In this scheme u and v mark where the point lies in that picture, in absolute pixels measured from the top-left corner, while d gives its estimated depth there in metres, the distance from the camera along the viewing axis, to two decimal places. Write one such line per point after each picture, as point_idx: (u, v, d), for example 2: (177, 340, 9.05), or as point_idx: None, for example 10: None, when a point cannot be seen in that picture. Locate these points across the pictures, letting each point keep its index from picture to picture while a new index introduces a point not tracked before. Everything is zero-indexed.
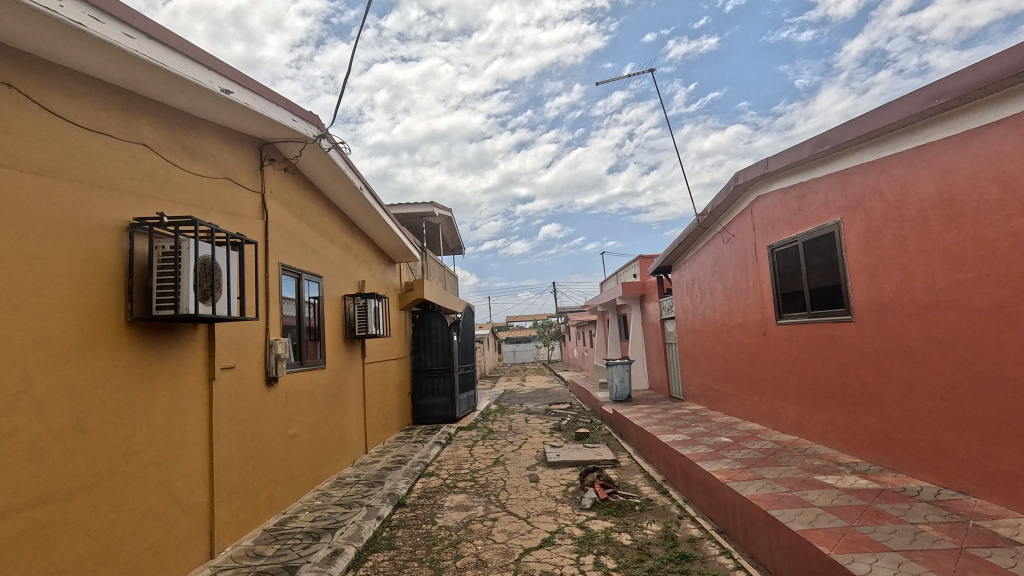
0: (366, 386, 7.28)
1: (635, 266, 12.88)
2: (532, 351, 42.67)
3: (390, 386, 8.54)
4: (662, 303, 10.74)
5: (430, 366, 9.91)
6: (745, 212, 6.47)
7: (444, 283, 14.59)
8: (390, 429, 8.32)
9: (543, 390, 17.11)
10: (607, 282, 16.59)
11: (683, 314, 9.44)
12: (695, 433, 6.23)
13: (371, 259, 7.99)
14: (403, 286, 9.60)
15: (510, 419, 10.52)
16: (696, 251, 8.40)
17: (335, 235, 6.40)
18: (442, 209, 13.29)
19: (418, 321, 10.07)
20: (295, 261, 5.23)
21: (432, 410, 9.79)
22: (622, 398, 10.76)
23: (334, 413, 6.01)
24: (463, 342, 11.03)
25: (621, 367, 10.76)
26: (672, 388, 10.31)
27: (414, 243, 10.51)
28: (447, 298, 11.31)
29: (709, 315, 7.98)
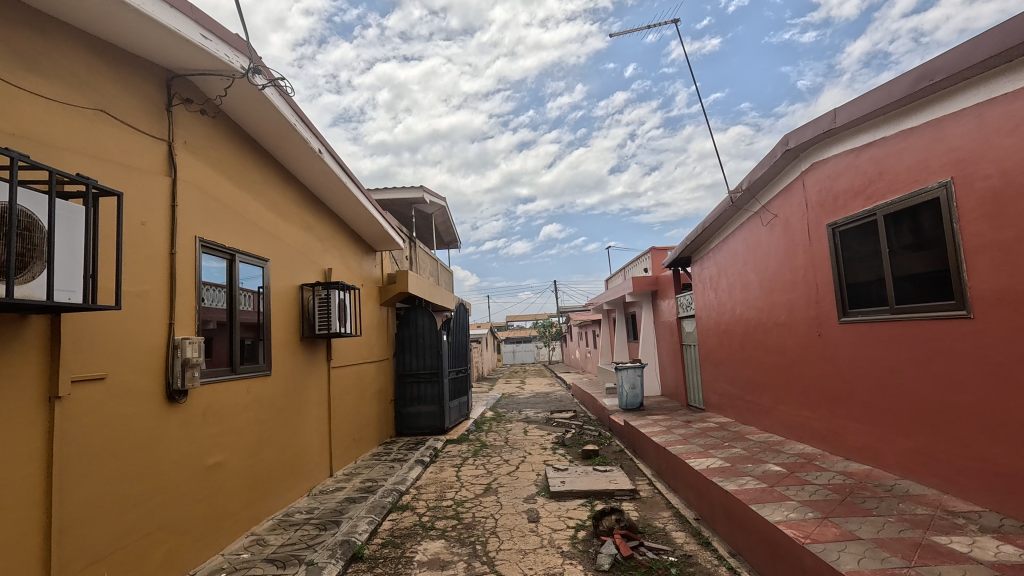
0: (332, 396, 6.09)
1: (647, 259, 11.70)
2: (532, 351, 41.44)
3: (366, 394, 7.35)
4: (678, 300, 9.55)
5: (416, 370, 8.73)
6: (794, 184, 5.29)
7: (436, 277, 13.42)
8: (366, 444, 7.12)
9: (543, 394, 15.86)
10: (614, 278, 15.38)
11: (705, 312, 8.24)
12: (733, 457, 5.04)
13: (343, 245, 6.82)
14: (384, 278, 8.41)
15: (506, 429, 9.33)
16: (724, 238, 7.21)
17: (290, 211, 5.23)
18: (434, 195, 12.09)
19: (403, 318, 8.88)
20: (228, 237, 4.06)
21: (418, 420, 8.61)
22: (633, 406, 9.56)
23: (284, 431, 4.81)
24: (455, 342, 9.83)
25: (632, 372, 9.56)
26: (690, 395, 9.11)
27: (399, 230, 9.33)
28: (436, 294, 10.11)
29: (740, 313, 6.80)
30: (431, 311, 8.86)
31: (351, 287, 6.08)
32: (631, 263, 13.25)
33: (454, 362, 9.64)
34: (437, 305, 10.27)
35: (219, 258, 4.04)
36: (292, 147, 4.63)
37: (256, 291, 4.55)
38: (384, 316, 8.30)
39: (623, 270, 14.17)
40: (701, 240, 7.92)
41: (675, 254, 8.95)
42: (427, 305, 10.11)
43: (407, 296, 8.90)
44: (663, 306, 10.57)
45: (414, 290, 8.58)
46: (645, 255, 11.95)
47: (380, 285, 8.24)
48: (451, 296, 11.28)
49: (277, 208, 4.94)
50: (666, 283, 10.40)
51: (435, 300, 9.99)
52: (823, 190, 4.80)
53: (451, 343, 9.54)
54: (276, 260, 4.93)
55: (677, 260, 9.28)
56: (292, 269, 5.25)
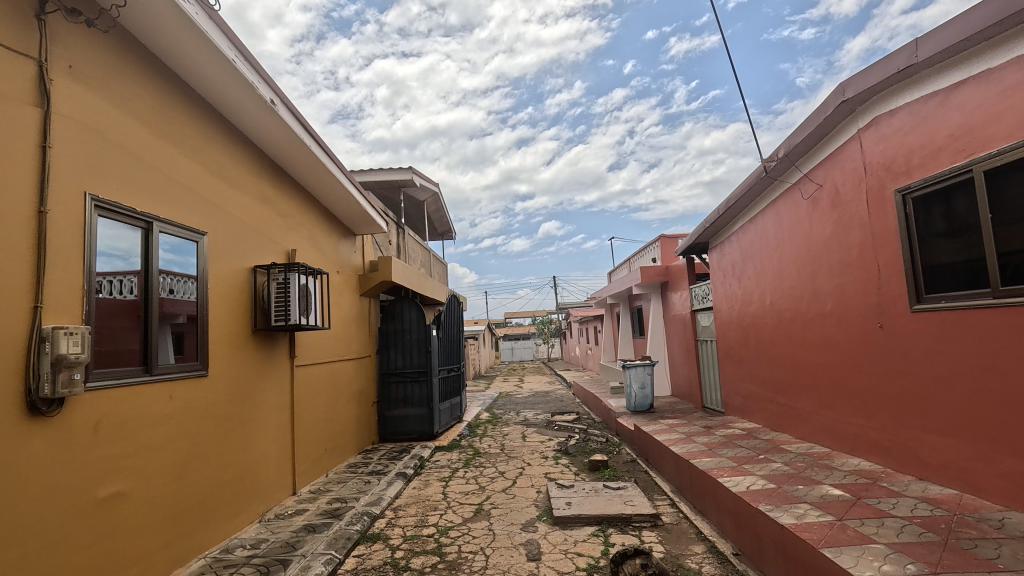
0: (298, 400, 5.20)
1: (656, 248, 10.80)
2: (530, 349, 40.64)
3: (342, 396, 6.46)
4: (693, 291, 8.66)
5: (402, 369, 7.85)
6: (848, 144, 4.40)
7: (428, 268, 12.53)
8: (342, 453, 6.23)
9: (542, 394, 15.00)
10: (619, 270, 14.50)
11: (725, 303, 7.35)
12: (775, 474, 4.16)
13: (312, 225, 5.93)
14: (366, 266, 7.50)
15: (503, 434, 8.45)
16: (751, 218, 6.32)
17: (239, 176, 4.33)
18: (425, 178, 11.16)
19: (387, 310, 7.97)
20: (141, 200, 3.16)
21: (404, 424, 7.73)
22: (643, 408, 8.67)
23: (228, 444, 3.91)
24: (447, 337, 8.93)
25: (642, 370, 8.68)
26: (707, 396, 8.24)
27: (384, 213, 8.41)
28: (426, 285, 9.21)
29: (770, 303, 5.93)
30: (419, 302, 7.96)
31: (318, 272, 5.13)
32: (637, 254, 12.37)
33: (446, 359, 8.75)
34: (427, 296, 9.37)
35: (130, 226, 3.14)
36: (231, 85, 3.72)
37: (189, 272, 3.64)
38: (365, 308, 7.39)
39: (628, 261, 13.30)
40: (722, 221, 7.03)
41: (690, 239, 8.04)
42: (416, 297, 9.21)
43: (393, 286, 7.99)
44: (674, 299, 9.68)
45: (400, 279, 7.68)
46: (654, 244, 11.07)
47: (360, 273, 7.33)
48: (443, 287, 10.38)
49: (220, 170, 4.05)
50: (678, 273, 9.51)
51: (424, 291, 9.08)
52: (891, 149, 3.90)
53: (442, 338, 8.65)
54: (220, 235, 4.03)
55: (692, 247, 8.38)
56: (243, 246, 4.35)
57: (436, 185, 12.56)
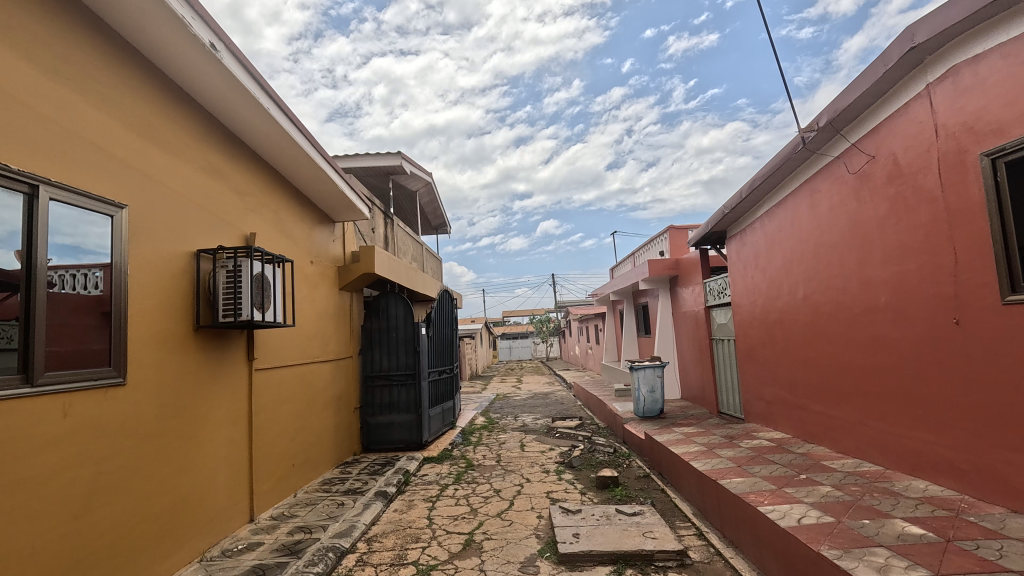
0: (259, 409, 4.44)
1: (664, 241, 10.07)
2: (529, 348, 39.94)
3: (317, 402, 5.70)
4: (707, 285, 7.93)
5: (388, 370, 7.10)
6: (912, 103, 3.66)
7: (421, 263, 11.77)
8: (316, 468, 5.48)
9: (542, 395, 14.24)
10: (622, 266, 13.76)
11: (745, 298, 6.61)
12: (826, 501, 3.43)
13: (279, 207, 5.16)
14: (347, 257, 6.75)
15: (499, 443, 7.70)
16: (779, 201, 5.59)
17: (176, 140, 3.57)
18: (415, 165, 10.39)
19: (371, 306, 7.21)
20: (17, 154, 2.42)
21: (390, 432, 6.99)
22: (652, 414, 7.94)
23: (156, 469, 3.16)
24: (438, 336, 8.16)
25: (651, 372, 7.94)
26: (722, 401, 7.51)
27: (369, 199, 7.65)
28: (416, 279, 8.43)
29: (803, 296, 5.20)
30: (406, 297, 7.20)
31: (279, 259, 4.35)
32: (643, 247, 11.64)
33: (437, 360, 7.99)
34: (417, 291, 8.61)
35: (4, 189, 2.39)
36: (153, 12, 2.97)
37: (99, 253, 2.88)
38: (344, 303, 6.63)
39: (632, 255, 12.58)
40: (744, 206, 6.26)
41: (705, 227, 7.29)
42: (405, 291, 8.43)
43: (377, 279, 7.23)
44: (685, 294, 8.95)
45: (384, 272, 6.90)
46: (662, 236, 10.34)
47: (339, 264, 6.57)
48: (435, 282, 9.62)
49: (146, 130, 3.29)
50: (690, 266, 8.78)
51: (414, 285, 8.30)
52: (974, 103, 3.17)
53: (433, 337, 7.89)
54: (150, 210, 3.28)
55: (707, 237, 7.64)
56: (182, 226, 3.59)
57: (428, 174, 11.79)
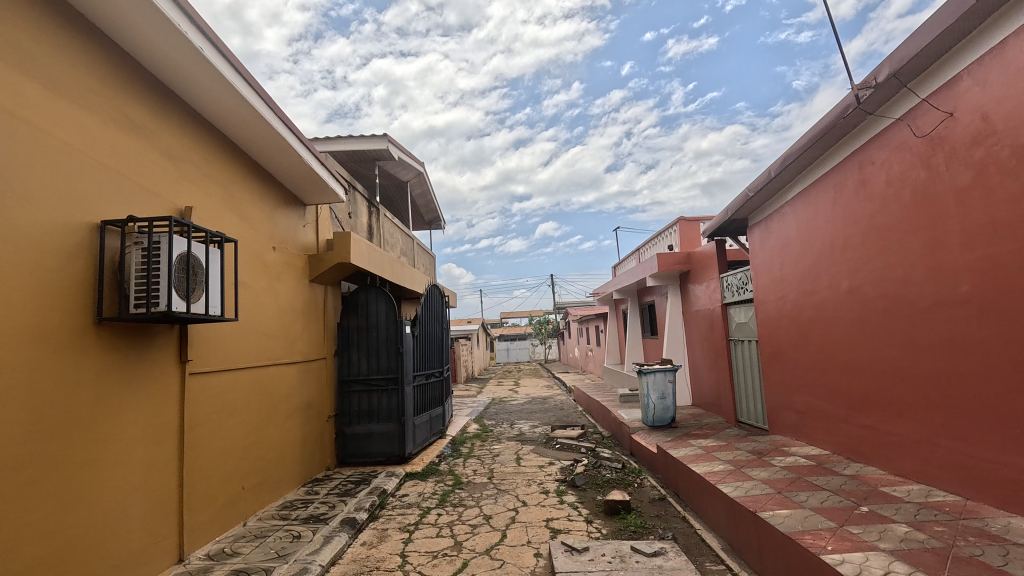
0: (195, 422, 3.65)
1: (673, 233, 9.30)
2: (527, 350, 39.09)
3: (279, 411, 4.90)
4: (723, 280, 7.16)
5: (367, 374, 6.31)
6: (1011, 40, 2.89)
7: (411, 257, 10.97)
8: (275, 489, 4.68)
9: (541, 400, 13.46)
10: (626, 262, 12.98)
11: (772, 293, 5.82)
12: (908, 549, 2.65)
13: (231, 182, 4.38)
14: (319, 244, 5.95)
15: (492, 455, 6.91)
16: (816, 178, 4.81)
17: (67, 77, 2.77)
18: (404, 151, 9.59)
19: (348, 301, 6.41)
20: None
21: (369, 444, 6.18)
22: (663, 422, 7.16)
23: (24, 508, 2.36)
24: (425, 335, 7.37)
25: (661, 376, 7.16)
26: (742, 409, 6.74)
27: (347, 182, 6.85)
28: (402, 272, 7.64)
29: (848, 289, 4.43)
30: (388, 291, 6.42)
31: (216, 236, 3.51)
32: (650, 241, 10.89)
33: (423, 363, 7.21)
34: (403, 286, 7.81)
35: None
36: None
37: None
38: (316, 297, 5.84)
39: (638, 251, 11.81)
40: (772, 188, 5.47)
41: (724, 214, 6.51)
42: (390, 286, 7.63)
43: (355, 271, 6.43)
44: (698, 291, 8.18)
45: (362, 262, 6.10)
46: (670, 228, 9.56)
47: (310, 253, 5.77)
48: (424, 277, 8.80)
49: (15, 55, 2.49)
50: (703, 260, 8.01)
51: (399, 279, 7.51)
52: None
53: (419, 337, 7.12)
54: (22, 163, 2.49)
55: (724, 227, 6.88)
56: (78, 190, 2.80)
57: (419, 163, 11.00)
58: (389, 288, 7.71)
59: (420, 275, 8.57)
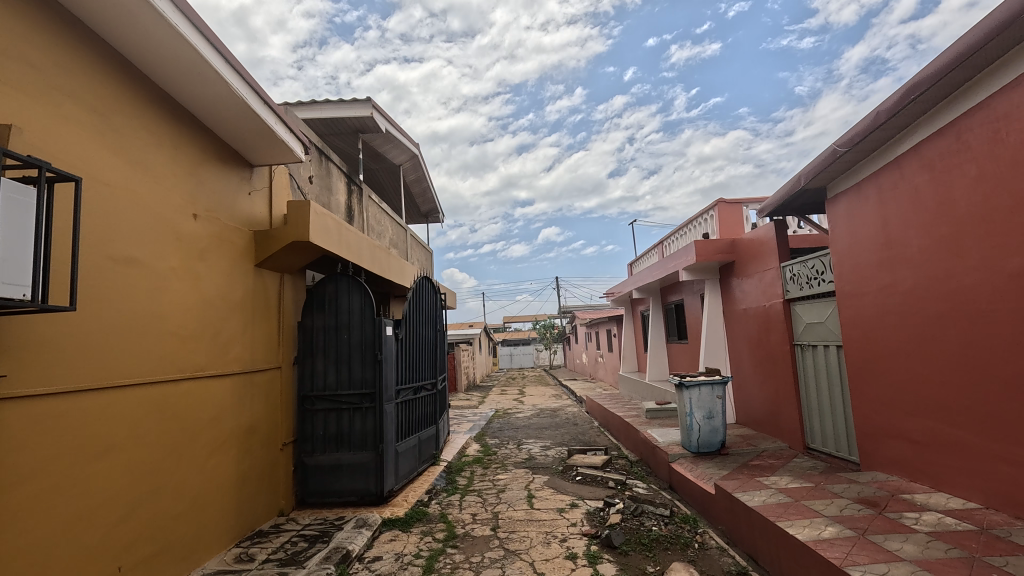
0: (18, 476, 2.25)
1: (710, 219, 7.91)
2: (531, 356, 37.65)
3: (200, 443, 3.51)
4: (786, 271, 5.74)
5: (337, 387, 4.92)
6: None
7: (403, 249, 9.61)
8: (187, 559, 3.27)
9: (550, 413, 12.02)
10: (646, 258, 11.57)
11: (866, 283, 4.41)
12: None
13: (116, 110, 3.00)
14: (269, 218, 4.58)
15: (497, 490, 5.47)
16: (958, 113, 3.40)
17: None
18: (394, 123, 8.19)
19: (312, 294, 5.00)
20: None
21: (337, 479, 4.78)
22: (711, 448, 5.71)
23: None
24: (414, 338, 5.97)
25: (707, 391, 5.75)
26: (815, 433, 5.30)
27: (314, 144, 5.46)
28: (383, 260, 6.22)
29: (1020, 270, 3.02)
30: (363, 280, 5.03)
31: (35, 165, 2.06)
32: (676, 233, 9.45)
33: (410, 373, 5.81)
34: (386, 279, 6.39)
35: None
36: None
37: None
38: (264, 287, 4.45)
39: (661, 244, 10.37)
40: (875, 139, 4.05)
41: (794, 183, 5.08)
42: (372, 277, 6.21)
43: (321, 255, 5.02)
44: (746, 286, 6.76)
45: (327, 243, 4.70)
46: (705, 213, 8.16)
47: (256, 228, 4.38)
48: (415, 269, 7.40)
49: None
50: (753, 247, 6.59)
51: (379, 269, 6.10)
52: None
53: (405, 340, 5.72)
54: None
55: (789, 202, 5.45)
56: None
57: (416, 146, 9.76)
58: (370, 279, 6.30)
59: (408, 267, 7.15)
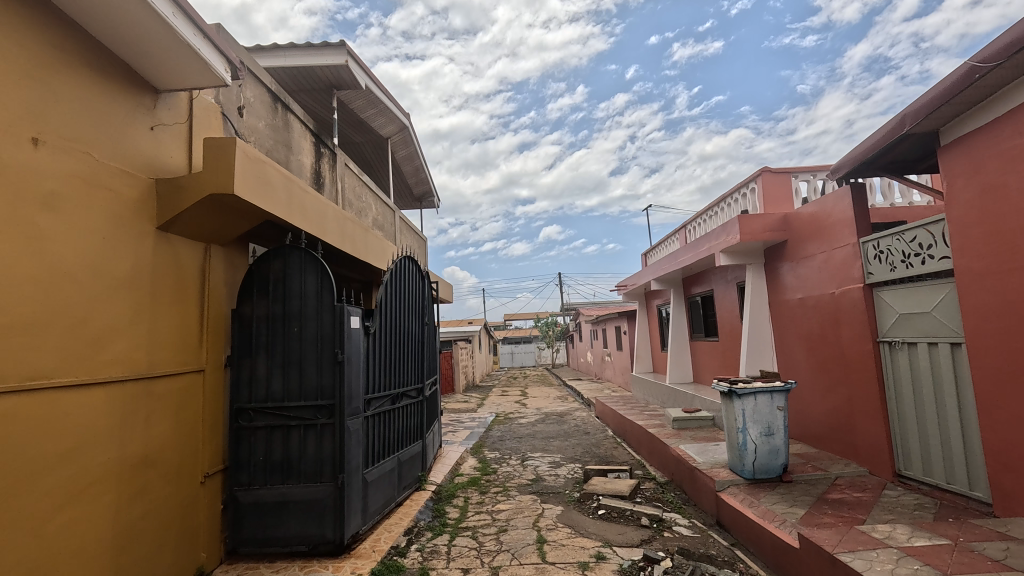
0: None
1: (749, 192, 6.68)
2: (533, 354, 36.52)
3: (38, 490, 2.28)
4: (867, 247, 4.49)
5: (284, 397, 3.68)
6: None
7: (389, 232, 8.38)
8: None
9: (557, 417, 10.84)
10: (664, 245, 10.36)
11: (1010, 256, 3.17)
12: None
13: None
14: (182, 163, 3.33)
15: (498, 529, 4.24)
16: None
17: None
18: (378, 81, 6.90)
19: (252, 272, 3.75)
20: None
21: (282, 521, 3.55)
22: (770, 475, 4.47)
23: None
24: (392, 331, 4.72)
25: (764, 401, 4.51)
26: (912, 457, 4.06)
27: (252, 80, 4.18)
28: (350, 234, 4.97)
29: None
30: (319, 254, 3.79)
31: None
32: (701, 215, 8.18)
33: (387, 376, 4.57)
34: (357, 259, 5.14)
35: None
36: None
37: None
38: (175, 259, 3.20)
39: (684, 229, 9.11)
40: None
41: (895, 125, 3.81)
42: (338, 256, 4.95)
43: (263, 221, 3.77)
44: (802, 271, 5.51)
45: (265, 203, 3.46)
46: (743, 185, 6.92)
47: (159, 175, 3.13)
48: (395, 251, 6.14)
49: None
50: (813, 220, 5.32)
51: (346, 244, 4.84)
52: None
53: (381, 334, 4.47)
54: None
55: (879, 153, 4.18)
56: None
57: (405, 114, 8.51)
58: (336, 258, 5.04)
59: (387, 247, 5.89)
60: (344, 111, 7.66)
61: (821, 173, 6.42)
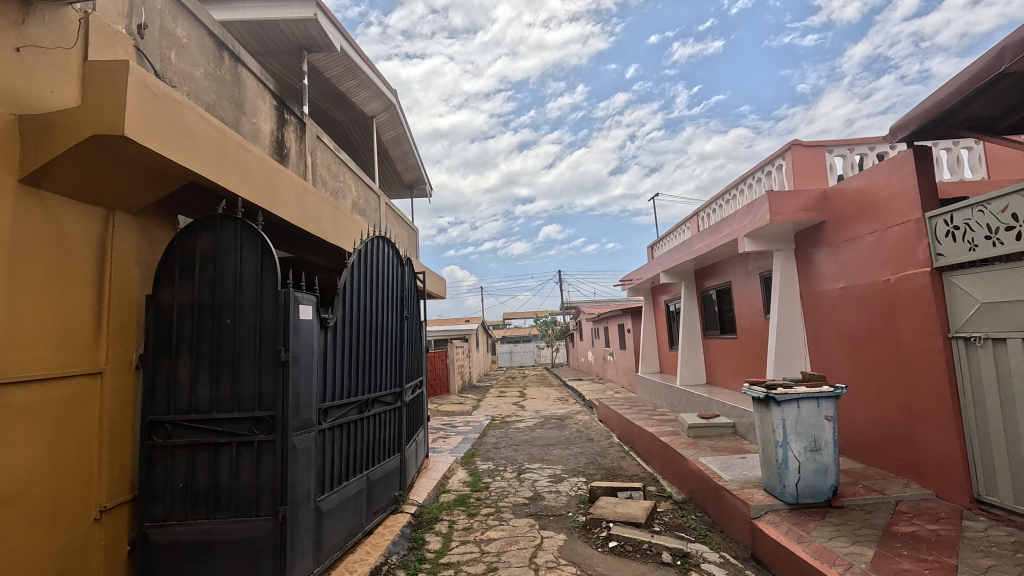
0: None
1: (776, 169, 5.90)
2: (532, 353, 35.78)
3: None
4: (934, 224, 3.71)
5: (213, 407, 2.89)
6: None
7: (372, 218, 7.60)
8: None
9: (557, 421, 10.08)
10: (673, 236, 9.58)
11: None
12: None
13: None
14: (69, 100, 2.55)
15: (487, 568, 3.45)
16: None
17: None
18: (356, 46, 6.09)
19: (174, 247, 2.95)
20: None
21: (207, 565, 2.77)
22: (818, 499, 3.69)
23: None
24: (360, 325, 3.93)
25: (810, 409, 3.72)
26: (998, 481, 3.29)
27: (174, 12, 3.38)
28: (306, 207, 4.16)
29: None
30: (261, 225, 3.00)
31: None
32: (717, 200, 7.39)
33: (354, 379, 3.79)
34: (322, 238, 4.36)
35: None
36: None
37: None
38: (53, 227, 2.43)
39: (696, 217, 8.34)
40: None
41: (989, 62, 3.03)
42: (289, 232, 4.14)
43: (188, 184, 2.97)
44: (844, 256, 4.72)
45: (176, 159, 2.63)
46: (767, 162, 6.13)
47: (28, 113, 2.35)
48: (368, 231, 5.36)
49: None
50: (858, 196, 4.54)
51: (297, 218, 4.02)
52: None
53: (345, 328, 3.68)
54: None
55: (959, 104, 3.39)
56: None
57: (392, 90, 7.71)
58: (288, 235, 4.22)
59: (356, 227, 5.09)
60: (321, 82, 6.87)
61: (859, 147, 5.60)
